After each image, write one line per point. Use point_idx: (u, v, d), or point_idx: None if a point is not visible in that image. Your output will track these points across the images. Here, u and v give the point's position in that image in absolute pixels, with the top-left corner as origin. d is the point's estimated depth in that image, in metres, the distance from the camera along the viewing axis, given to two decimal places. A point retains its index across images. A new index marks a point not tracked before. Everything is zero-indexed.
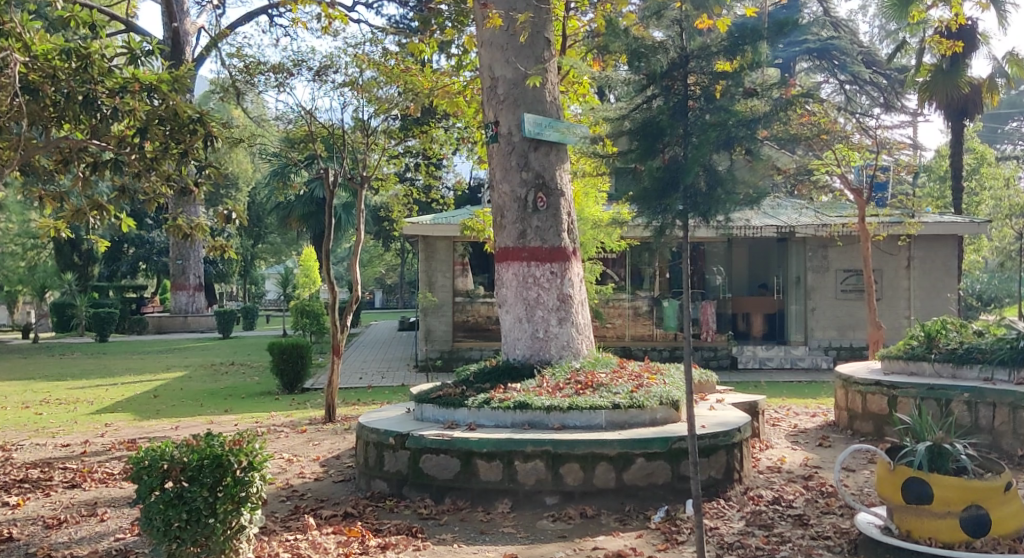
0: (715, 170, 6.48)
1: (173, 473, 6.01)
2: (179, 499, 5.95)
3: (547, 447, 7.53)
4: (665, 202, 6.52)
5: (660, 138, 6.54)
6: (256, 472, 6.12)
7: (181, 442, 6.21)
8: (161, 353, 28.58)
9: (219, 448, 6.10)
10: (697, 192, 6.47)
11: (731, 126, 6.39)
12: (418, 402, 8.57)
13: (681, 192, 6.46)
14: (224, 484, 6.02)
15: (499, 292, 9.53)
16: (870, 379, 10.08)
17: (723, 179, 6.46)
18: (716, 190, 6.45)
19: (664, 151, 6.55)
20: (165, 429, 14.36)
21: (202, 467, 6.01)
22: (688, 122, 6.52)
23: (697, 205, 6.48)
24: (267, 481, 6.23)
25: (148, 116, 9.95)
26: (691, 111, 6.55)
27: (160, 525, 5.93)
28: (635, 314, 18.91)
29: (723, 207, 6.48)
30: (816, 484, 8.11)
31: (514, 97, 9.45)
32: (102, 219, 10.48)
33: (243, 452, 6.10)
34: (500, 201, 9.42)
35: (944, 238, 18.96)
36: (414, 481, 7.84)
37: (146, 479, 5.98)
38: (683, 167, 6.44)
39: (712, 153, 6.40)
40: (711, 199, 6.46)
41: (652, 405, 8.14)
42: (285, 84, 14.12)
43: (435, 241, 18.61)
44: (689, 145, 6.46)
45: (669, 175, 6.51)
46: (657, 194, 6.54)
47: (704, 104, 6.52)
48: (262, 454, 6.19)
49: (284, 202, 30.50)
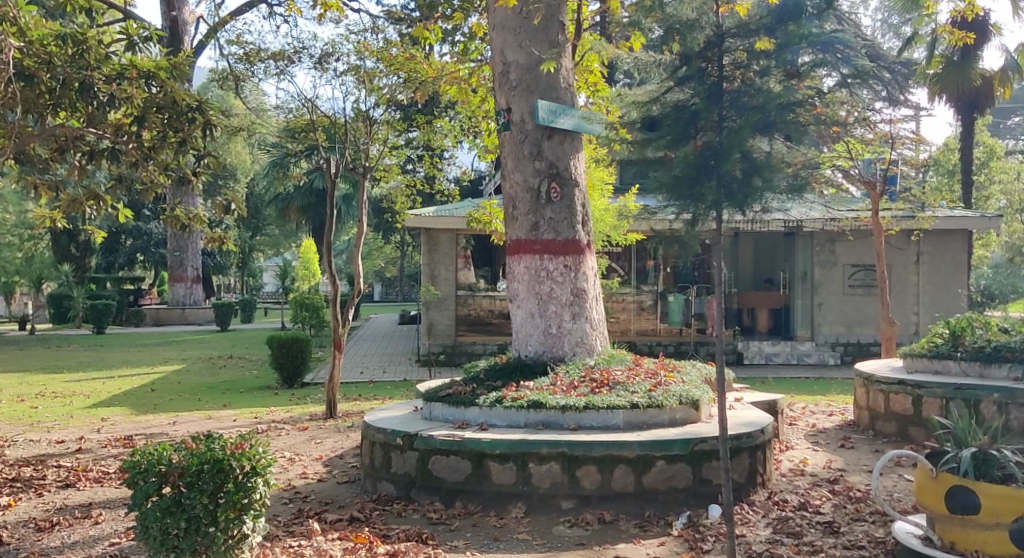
0: (752, 157, 6.19)
1: (171, 478, 5.65)
2: (178, 507, 5.59)
3: (564, 449, 7.17)
4: (698, 190, 6.17)
5: (692, 123, 6.25)
6: (259, 477, 5.74)
7: (180, 445, 5.85)
8: (159, 345, 28.22)
9: (220, 452, 5.73)
10: (732, 179, 6.15)
11: (770, 110, 6.12)
12: (426, 400, 8.21)
13: (716, 178, 6.14)
14: (225, 490, 5.65)
15: (510, 286, 9.17)
16: (893, 378, 9.73)
17: (761, 166, 6.16)
18: (753, 178, 6.15)
19: (698, 136, 6.24)
20: (163, 425, 14.03)
21: (202, 473, 5.64)
22: (724, 106, 6.24)
23: (733, 195, 6.15)
24: (271, 486, 5.87)
25: (145, 104, 9.66)
26: (726, 94, 6.29)
27: (157, 534, 5.58)
28: (640, 309, 18.56)
29: (760, 196, 6.18)
30: (843, 488, 7.76)
31: (527, 83, 9.07)
32: (98, 209, 10.14)
33: (246, 456, 5.72)
34: (512, 191, 9.05)
35: (954, 233, 18.61)
36: (423, 483, 7.49)
37: (143, 485, 5.64)
38: (718, 153, 6.14)
39: (749, 138, 6.12)
40: (748, 188, 6.14)
41: (671, 405, 7.79)
42: (286, 72, 13.72)
43: (438, 233, 18.21)
44: (725, 130, 6.17)
45: (703, 161, 6.17)
46: (690, 181, 6.19)
47: (739, 88, 6.29)
48: (267, 457, 5.81)
49: (284, 193, 30.16)
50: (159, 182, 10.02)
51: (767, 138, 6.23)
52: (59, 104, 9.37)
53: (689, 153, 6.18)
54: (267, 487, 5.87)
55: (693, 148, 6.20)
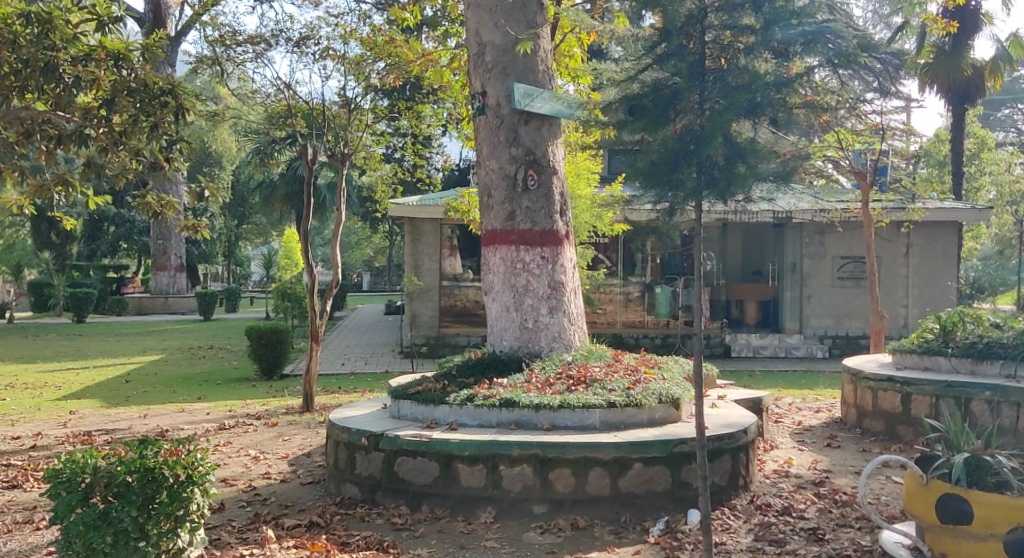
0: (735, 141, 5.93)
1: (98, 488, 5.29)
2: (104, 520, 5.24)
3: (535, 451, 6.81)
4: (677, 177, 5.93)
5: (671, 104, 5.94)
6: (195, 487, 5.39)
7: (110, 452, 5.48)
8: (139, 335, 27.78)
9: (152, 460, 5.36)
10: (713, 165, 5.92)
11: (754, 91, 5.83)
12: (394, 398, 7.83)
13: (696, 164, 5.90)
14: (157, 501, 5.30)
15: (484, 278, 8.79)
16: (882, 375, 9.38)
17: (745, 152, 5.91)
18: (736, 165, 5.90)
19: (677, 119, 5.95)
20: (132, 420, 13.64)
21: (131, 483, 5.29)
22: (705, 84, 5.94)
23: (714, 182, 5.93)
24: (209, 495, 5.52)
25: (115, 86, 9.12)
26: (708, 73, 5.96)
27: (81, 549, 5.23)
28: (626, 300, 18.23)
29: (746, 182, 5.90)
30: (829, 492, 7.41)
31: (502, 65, 8.69)
32: (67, 195, 9.65)
33: (180, 464, 5.37)
34: (487, 178, 8.68)
35: (944, 225, 18.30)
36: (388, 486, 7.13)
37: (64, 496, 5.26)
38: (700, 137, 5.84)
39: (733, 122, 5.83)
40: (732, 174, 5.90)
41: (650, 404, 7.43)
42: (264, 56, 13.28)
43: (422, 222, 17.83)
44: (706, 111, 5.90)
45: (680, 146, 5.90)
46: (665, 169, 5.93)
47: (722, 67, 5.96)
48: (204, 465, 5.47)
49: (269, 181, 29.75)
50: (131, 168, 9.45)
51: (751, 121, 5.98)
52: (24, 86, 9.04)
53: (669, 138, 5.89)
54: (205, 496, 5.52)
55: (673, 131, 5.92)
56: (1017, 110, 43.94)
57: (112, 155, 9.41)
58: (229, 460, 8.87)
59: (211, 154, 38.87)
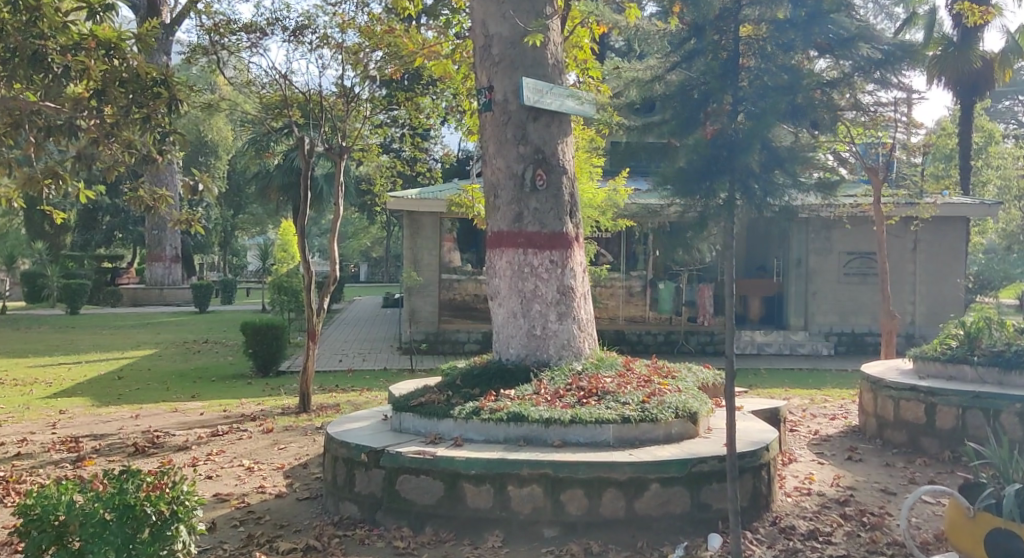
0: (774, 147, 5.70)
1: (72, 529, 4.97)
2: None
3: (546, 471, 6.41)
4: (710, 185, 5.69)
5: (702, 106, 5.75)
6: (181, 524, 5.10)
7: (86, 492, 5.17)
8: (133, 328, 27.32)
9: (133, 495, 5.05)
10: (749, 173, 5.67)
11: (798, 92, 5.68)
12: (395, 410, 7.41)
13: (729, 174, 5.67)
14: (138, 541, 4.96)
15: (489, 283, 8.37)
16: (904, 383, 8.96)
17: (783, 158, 5.69)
18: (774, 172, 5.70)
19: (709, 123, 5.74)
20: (122, 421, 13.23)
21: (109, 522, 4.95)
22: (739, 86, 5.74)
23: (750, 193, 5.70)
24: (195, 532, 5.22)
25: (106, 77, 8.52)
26: (743, 70, 5.79)
27: None
28: (629, 295, 17.80)
29: (782, 191, 5.76)
30: (855, 512, 7.02)
31: (510, 59, 8.26)
32: (58, 188, 8.99)
33: (163, 500, 5.09)
34: (493, 178, 8.25)
35: (953, 221, 17.88)
36: (390, 505, 6.72)
37: (35, 536, 4.96)
38: (736, 143, 5.64)
39: (773, 127, 5.63)
40: (767, 182, 5.71)
41: (666, 418, 7.03)
42: (260, 45, 12.82)
43: (421, 216, 17.39)
44: (739, 115, 5.72)
45: (714, 150, 5.65)
46: (699, 173, 5.66)
47: (760, 63, 5.78)
48: (189, 500, 5.19)
49: (265, 171, 29.30)
50: (124, 161, 8.97)
51: (789, 125, 5.81)
52: (13, 76, 8.41)
53: (702, 141, 5.64)
54: (192, 534, 5.21)
55: (704, 134, 5.69)
56: (1019, 103, 43.43)
57: (105, 148, 8.87)
58: (222, 472, 8.50)
59: (206, 144, 38.37)
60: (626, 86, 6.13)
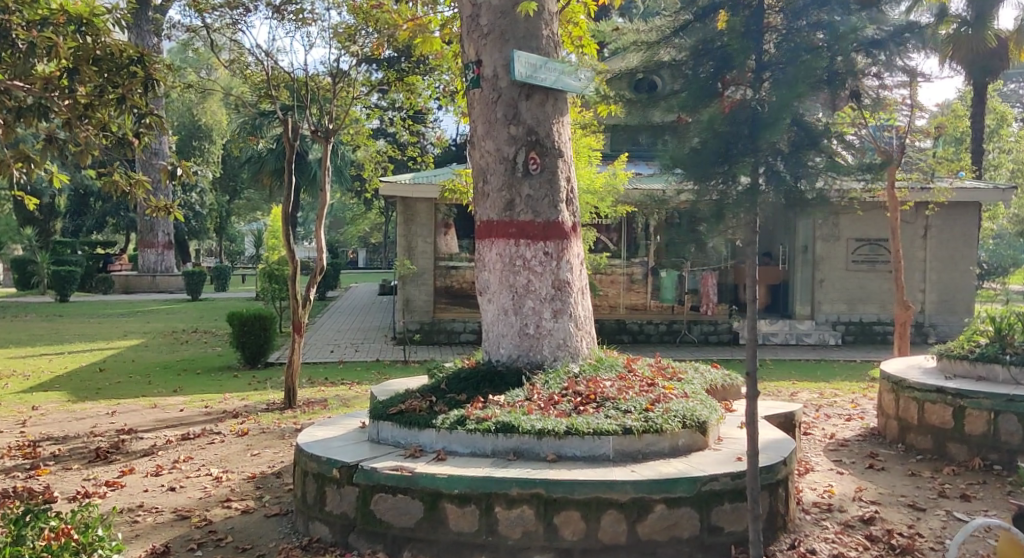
0: (805, 122, 5.09)
1: None
2: None
3: (538, 491, 5.71)
4: (732, 166, 5.08)
5: (720, 74, 5.15)
6: None
7: None
8: (122, 316, 26.56)
9: (32, 546, 4.77)
10: (776, 153, 5.08)
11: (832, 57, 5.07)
12: (373, 419, 6.70)
13: (751, 155, 5.07)
14: None
15: (478, 276, 7.64)
16: (930, 383, 8.20)
17: (817, 136, 5.08)
18: (806, 152, 5.08)
19: (727, 93, 5.14)
20: (97, 418, 12.51)
21: None
22: (763, 51, 5.15)
23: (781, 182, 5.11)
24: None
25: (77, 54, 7.53)
26: (769, 31, 5.18)
27: None
28: (630, 282, 17.02)
29: (817, 176, 5.12)
30: (882, 533, 6.30)
31: (501, 29, 7.50)
32: (30, 173, 7.67)
33: (69, 551, 4.73)
34: (482, 162, 7.52)
35: (964, 205, 17.12)
36: (363, 527, 6.03)
37: None
38: (763, 119, 5.00)
39: (805, 101, 5.01)
40: (798, 164, 5.10)
41: (673, 429, 6.31)
42: (243, 22, 11.96)
43: (414, 201, 16.62)
44: (764, 83, 5.11)
45: (732, 129, 5.05)
46: (713, 158, 5.08)
47: (790, 21, 5.16)
48: (102, 548, 4.83)
49: (256, 155, 28.51)
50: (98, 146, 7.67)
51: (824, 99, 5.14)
52: None
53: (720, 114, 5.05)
54: None
55: (722, 107, 5.08)
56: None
57: (77, 129, 7.70)
58: (186, 482, 7.81)
59: (200, 127, 37.49)
60: (631, 50, 5.56)
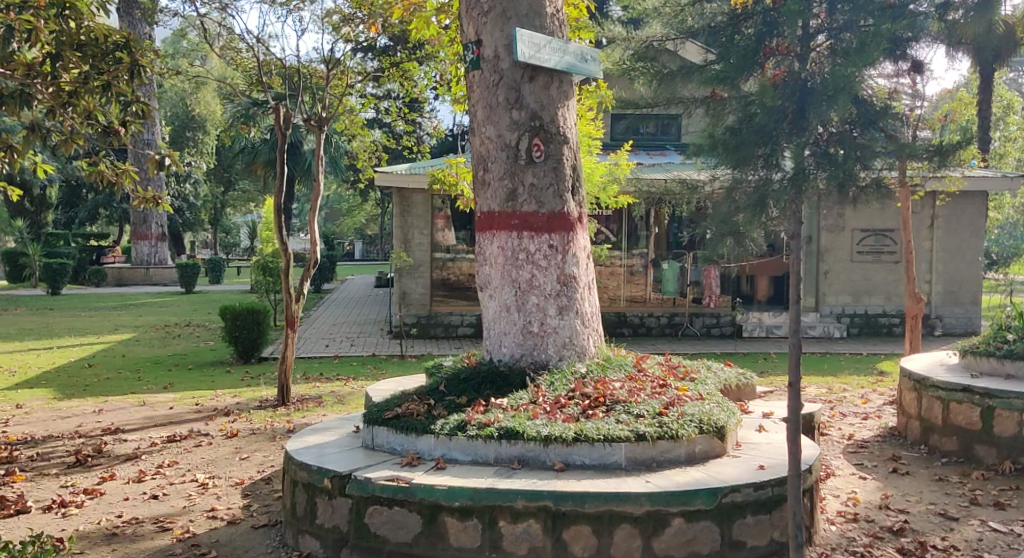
0: (864, 102, 4.92)
1: None
2: None
3: (546, 503, 5.28)
4: (771, 150, 4.85)
5: (763, 43, 4.95)
6: None
7: None
8: (114, 310, 26.02)
9: None
10: (829, 134, 4.87)
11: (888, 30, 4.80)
12: (367, 423, 6.27)
13: (795, 140, 4.81)
14: None
15: (478, 269, 7.19)
16: (954, 382, 7.76)
17: (873, 116, 4.90)
18: (857, 130, 4.89)
19: (767, 66, 4.92)
20: (83, 417, 12.04)
21: None
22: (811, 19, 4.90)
23: (835, 171, 4.81)
24: None
25: (59, 39, 7.07)
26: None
27: None
28: (630, 274, 16.57)
29: (873, 161, 4.89)
30: (915, 545, 5.88)
31: (501, 7, 7.02)
32: (11, 163, 7.11)
33: None
34: (483, 149, 7.07)
35: (971, 194, 16.65)
36: (357, 543, 5.59)
37: None
38: (811, 90, 4.74)
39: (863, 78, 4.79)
40: (856, 145, 4.87)
41: (688, 434, 5.87)
42: (232, 6, 11.45)
43: (411, 192, 16.15)
44: (812, 53, 4.91)
45: (783, 99, 4.77)
46: (752, 137, 4.85)
47: None
48: None
49: (249, 145, 27.96)
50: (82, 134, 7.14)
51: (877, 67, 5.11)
52: None
53: (766, 86, 4.77)
54: None
55: (766, 80, 4.82)
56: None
57: (58, 117, 7.17)
58: (170, 490, 7.36)
59: (194, 117, 36.88)
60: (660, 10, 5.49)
